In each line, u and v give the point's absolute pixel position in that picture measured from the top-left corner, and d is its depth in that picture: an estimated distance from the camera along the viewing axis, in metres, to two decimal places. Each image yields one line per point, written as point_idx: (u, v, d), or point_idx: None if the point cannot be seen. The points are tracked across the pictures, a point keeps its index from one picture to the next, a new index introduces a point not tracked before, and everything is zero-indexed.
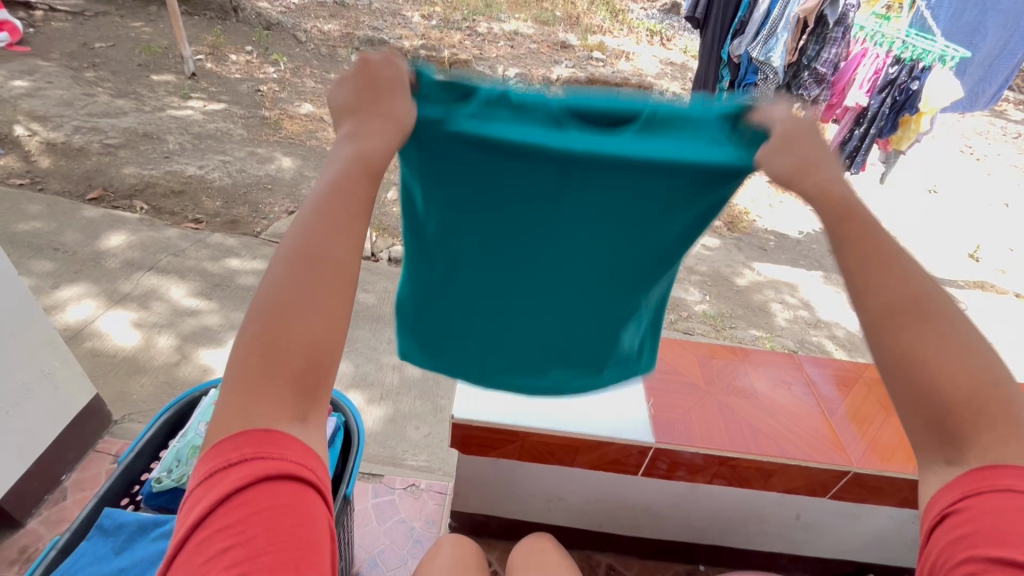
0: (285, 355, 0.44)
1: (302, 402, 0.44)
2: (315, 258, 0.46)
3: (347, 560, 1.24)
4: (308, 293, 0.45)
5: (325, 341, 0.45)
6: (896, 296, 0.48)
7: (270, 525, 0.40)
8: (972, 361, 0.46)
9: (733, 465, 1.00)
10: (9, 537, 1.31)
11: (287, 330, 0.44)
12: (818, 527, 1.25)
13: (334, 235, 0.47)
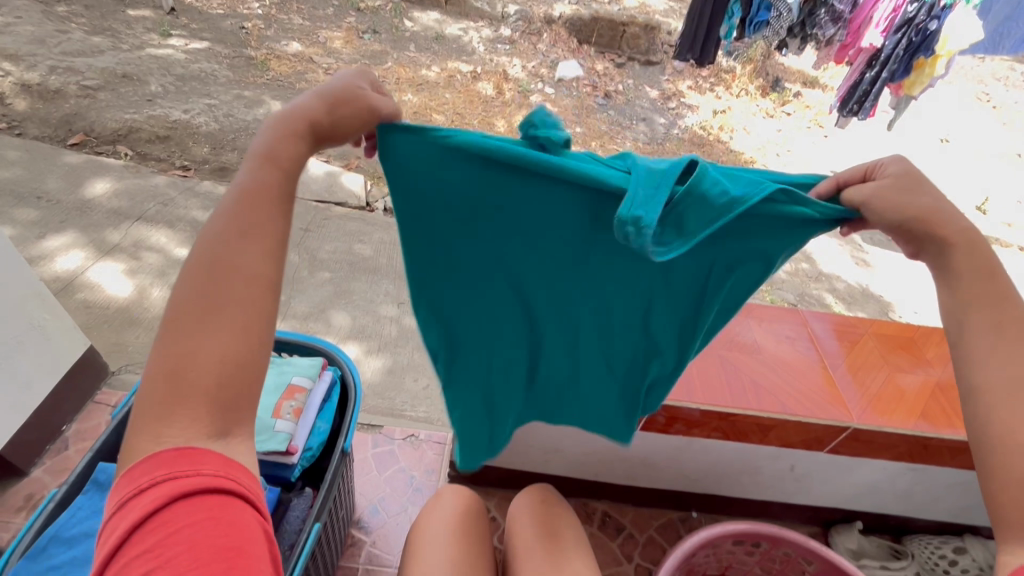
0: (193, 374, 0.46)
1: (218, 417, 0.46)
2: (232, 272, 0.48)
3: (348, 508, 1.27)
4: (209, 313, 0.47)
5: (237, 357, 0.47)
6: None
7: (193, 539, 0.40)
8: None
9: (733, 420, 1.00)
10: (15, 485, 1.33)
11: (193, 346, 0.46)
12: (812, 478, 1.28)
13: (260, 255, 0.50)
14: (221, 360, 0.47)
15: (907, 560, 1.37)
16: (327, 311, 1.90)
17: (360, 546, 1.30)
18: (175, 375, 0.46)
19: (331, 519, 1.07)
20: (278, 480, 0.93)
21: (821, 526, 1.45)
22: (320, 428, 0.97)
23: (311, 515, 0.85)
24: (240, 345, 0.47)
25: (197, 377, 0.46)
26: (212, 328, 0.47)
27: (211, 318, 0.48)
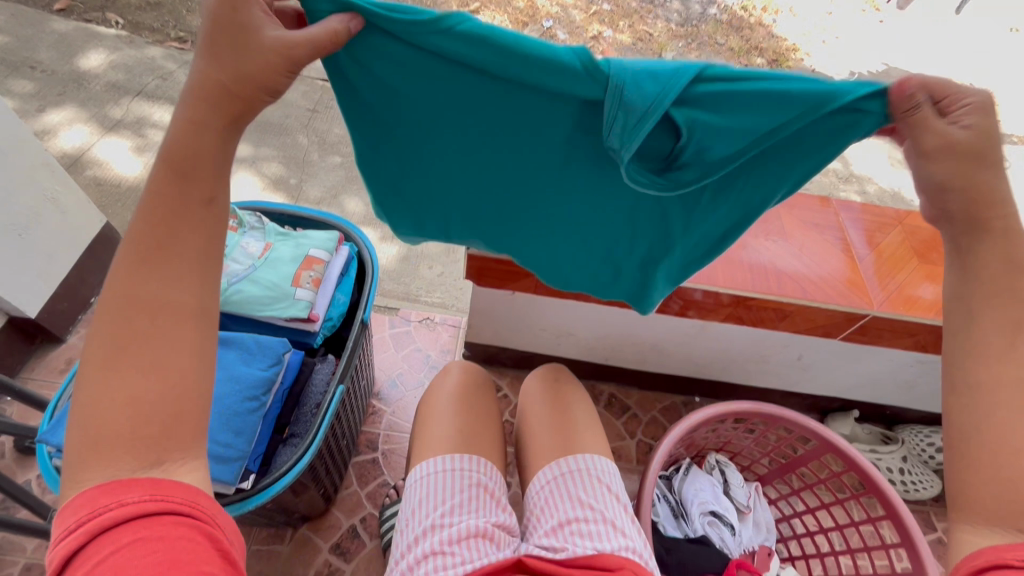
0: (113, 417, 0.46)
1: (145, 449, 0.47)
2: (152, 308, 0.48)
3: (369, 380, 1.34)
4: (127, 350, 0.48)
5: (166, 390, 0.48)
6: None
7: (119, 563, 0.43)
8: None
9: (750, 304, 1.00)
10: (55, 350, 1.41)
11: (100, 387, 0.47)
12: (817, 367, 1.31)
13: (176, 284, 0.50)
14: (128, 398, 0.47)
15: (896, 446, 1.45)
16: (339, 197, 1.86)
17: (381, 414, 1.40)
18: (93, 415, 0.46)
19: (353, 386, 1.14)
20: (301, 345, 0.95)
21: (818, 413, 1.52)
22: (338, 300, 0.98)
23: (335, 377, 0.89)
24: (153, 386, 0.48)
25: (109, 423, 0.46)
26: (127, 362, 0.47)
27: (131, 351, 0.48)
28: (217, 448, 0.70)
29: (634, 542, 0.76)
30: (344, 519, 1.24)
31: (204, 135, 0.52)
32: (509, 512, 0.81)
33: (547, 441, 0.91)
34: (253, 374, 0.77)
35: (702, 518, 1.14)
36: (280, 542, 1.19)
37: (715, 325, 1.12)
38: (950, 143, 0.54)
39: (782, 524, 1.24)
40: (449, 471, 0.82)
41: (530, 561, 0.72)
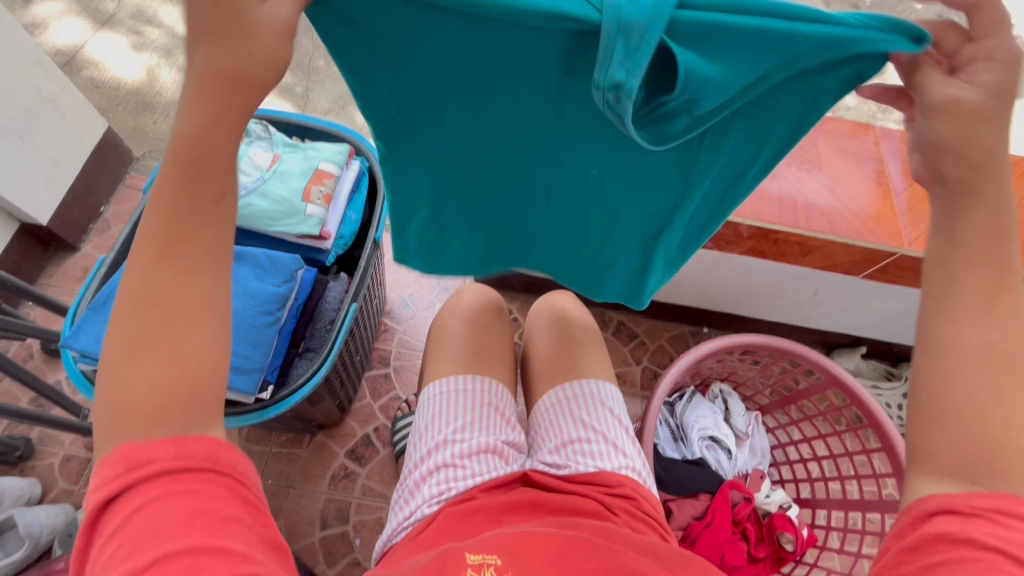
0: (132, 420, 0.40)
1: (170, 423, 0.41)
2: (169, 304, 0.41)
3: (380, 299, 1.35)
4: (151, 345, 0.40)
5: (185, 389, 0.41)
6: (1009, 339, 0.41)
7: (156, 518, 0.40)
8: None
9: (774, 239, 0.97)
10: (70, 258, 1.42)
11: (126, 390, 0.40)
12: (831, 304, 1.29)
13: (183, 279, 0.41)
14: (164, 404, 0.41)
15: (898, 382, 1.47)
16: (349, 108, 1.76)
17: (392, 332, 1.42)
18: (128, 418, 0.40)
19: (366, 304, 1.15)
20: (313, 263, 0.94)
21: (824, 348, 1.54)
22: (350, 218, 0.96)
23: (348, 295, 0.89)
24: (188, 389, 0.41)
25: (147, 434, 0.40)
26: (146, 364, 0.40)
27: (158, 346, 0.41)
28: (235, 360, 0.71)
29: (633, 461, 0.80)
30: (358, 428, 1.30)
31: (198, 100, 0.40)
32: (515, 428, 0.84)
33: (552, 362, 0.91)
34: (266, 290, 0.76)
35: (701, 442, 1.18)
36: (298, 446, 1.26)
37: (734, 256, 1.10)
38: (955, 102, 0.43)
39: (775, 450, 1.29)
40: (459, 391, 0.83)
41: (534, 475, 0.76)
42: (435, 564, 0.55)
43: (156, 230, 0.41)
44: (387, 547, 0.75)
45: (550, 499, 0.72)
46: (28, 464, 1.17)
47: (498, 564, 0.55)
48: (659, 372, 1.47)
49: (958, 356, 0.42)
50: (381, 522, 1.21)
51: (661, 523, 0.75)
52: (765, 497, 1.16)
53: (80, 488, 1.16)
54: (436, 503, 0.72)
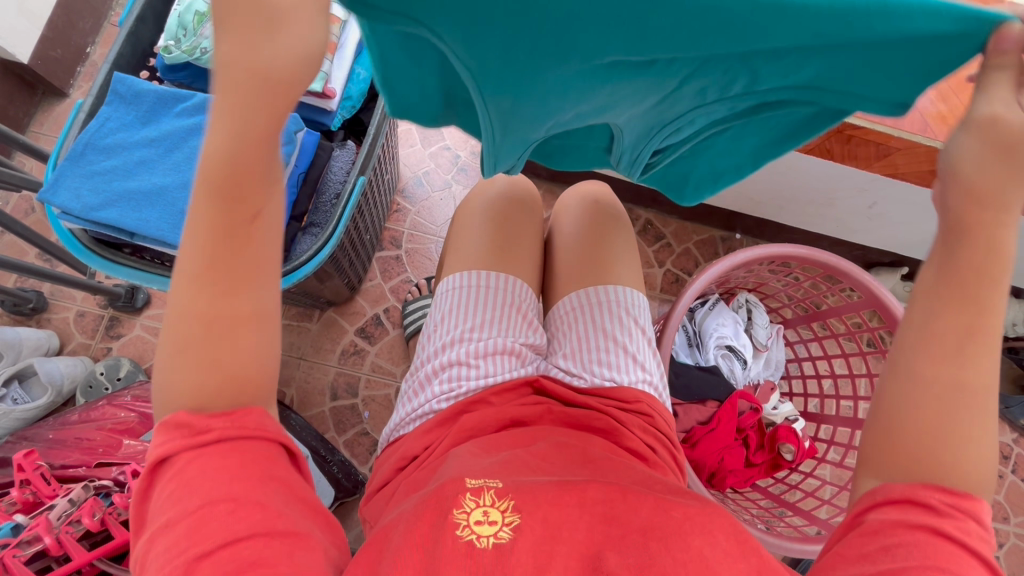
0: (220, 393, 0.44)
1: (240, 382, 0.44)
2: (220, 355, 0.43)
3: (393, 175, 1.25)
4: (216, 338, 0.42)
5: (250, 351, 0.44)
6: (952, 382, 0.42)
7: (208, 467, 0.43)
8: (951, 451, 0.42)
9: (848, 138, 0.84)
10: (60, 105, 1.30)
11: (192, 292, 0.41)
12: (885, 219, 1.17)
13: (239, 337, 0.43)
14: (254, 332, 0.44)
15: None
16: None
17: (405, 214, 1.35)
18: (192, 301, 0.41)
19: (376, 178, 1.05)
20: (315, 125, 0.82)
21: (862, 266, 1.44)
22: (359, 76, 0.84)
23: (355, 167, 0.80)
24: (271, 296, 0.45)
25: (239, 333, 0.43)
26: (188, 372, 0.43)
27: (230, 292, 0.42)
28: None
29: (651, 375, 0.77)
30: (368, 307, 1.28)
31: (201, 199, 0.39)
32: (536, 330, 0.79)
33: (576, 261, 0.85)
34: None
35: (717, 350, 1.15)
36: (308, 320, 1.26)
37: (795, 154, 0.96)
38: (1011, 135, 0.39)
39: (794, 364, 1.24)
40: (475, 287, 0.78)
41: (546, 382, 0.73)
42: (435, 492, 0.55)
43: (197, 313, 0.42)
44: (393, 436, 0.76)
45: (564, 410, 0.71)
46: (43, 316, 1.18)
47: (499, 487, 0.56)
48: (682, 276, 1.40)
49: (917, 389, 0.43)
50: (390, 399, 1.24)
51: (671, 441, 0.74)
52: (773, 408, 1.15)
53: (96, 343, 1.18)
54: (445, 401, 0.71)
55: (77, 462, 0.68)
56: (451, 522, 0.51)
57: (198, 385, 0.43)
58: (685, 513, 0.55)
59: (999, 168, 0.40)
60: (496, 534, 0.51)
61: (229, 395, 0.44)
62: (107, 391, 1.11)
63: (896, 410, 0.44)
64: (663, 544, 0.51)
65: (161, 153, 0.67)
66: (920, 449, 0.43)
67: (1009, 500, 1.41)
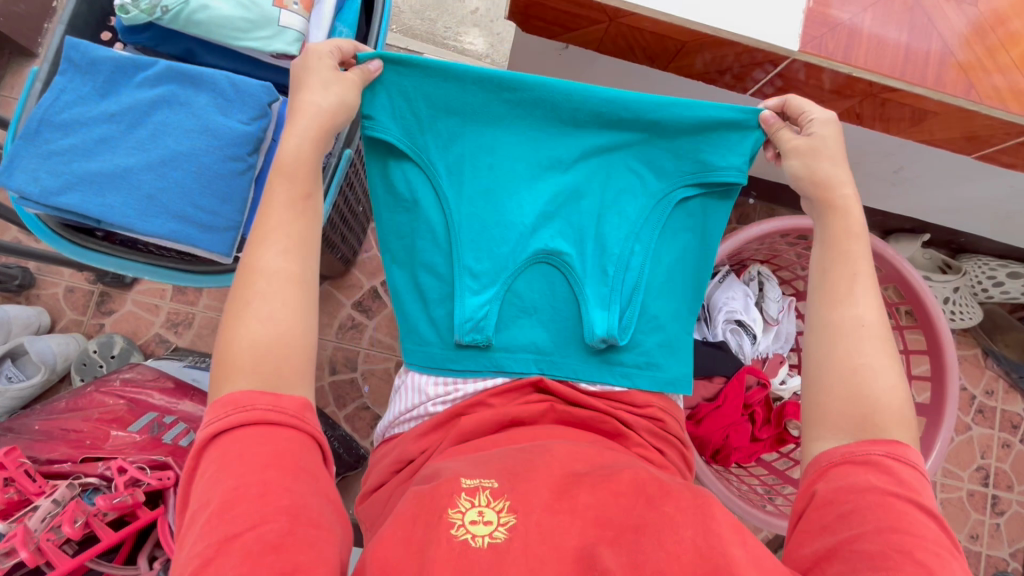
0: (269, 359, 0.49)
1: (285, 359, 0.49)
2: (274, 328, 0.49)
3: None
4: (266, 306, 0.50)
5: (295, 318, 0.51)
6: (843, 329, 0.55)
7: (242, 450, 0.45)
8: (872, 385, 0.53)
9: (882, 101, 0.76)
10: (28, 66, 1.22)
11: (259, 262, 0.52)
12: (910, 184, 1.09)
13: (288, 309, 0.51)
14: (300, 302, 0.52)
15: (953, 276, 1.33)
16: None
17: None
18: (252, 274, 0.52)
19: None
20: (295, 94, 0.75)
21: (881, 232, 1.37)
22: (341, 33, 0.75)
23: (341, 139, 0.73)
24: (306, 250, 0.54)
25: (285, 298, 0.51)
26: (249, 326, 0.50)
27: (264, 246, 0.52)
28: (203, 217, 0.60)
29: None
30: (365, 280, 1.24)
31: (287, 191, 0.54)
32: None
33: None
34: (233, 127, 0.60)
35: (725, 325, 1.11)
36: None
37: None
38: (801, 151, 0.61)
39: (804, 337, 1.20)
40: None
41: (550, 383, 0.70)
42: (430, 490, 0.52)
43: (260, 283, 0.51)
44: (389, 432, 0.76)
45: (567, 408, 0.68)
46: (31, 292, 1.15)
47: (495, 487, 0.52)
48: None
49: (836, 334, 0.56)
50: (390, 372, 1.22)
51: (679, 438, 0.73)
52: (781, 383, 1.12)
53: (88, 319, 1.16)
54: (441, 404, 0.71)
55: (64, 457, 0.67)
56: (445, 521, 0.48)
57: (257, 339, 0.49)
58: (681, 505, 0.50)
59: (821, 159, 0.61)
60: (491, 534, 0.48)
61: (275, 353, 0.49)
62: (101, 369, 1.10)
63: (818, 362, 0.56)
64: (656, 539, 0.47)
65: (123, 130, 0.60)
66: (855, 386, 0.53)
67: (1014, 469, 1.40)
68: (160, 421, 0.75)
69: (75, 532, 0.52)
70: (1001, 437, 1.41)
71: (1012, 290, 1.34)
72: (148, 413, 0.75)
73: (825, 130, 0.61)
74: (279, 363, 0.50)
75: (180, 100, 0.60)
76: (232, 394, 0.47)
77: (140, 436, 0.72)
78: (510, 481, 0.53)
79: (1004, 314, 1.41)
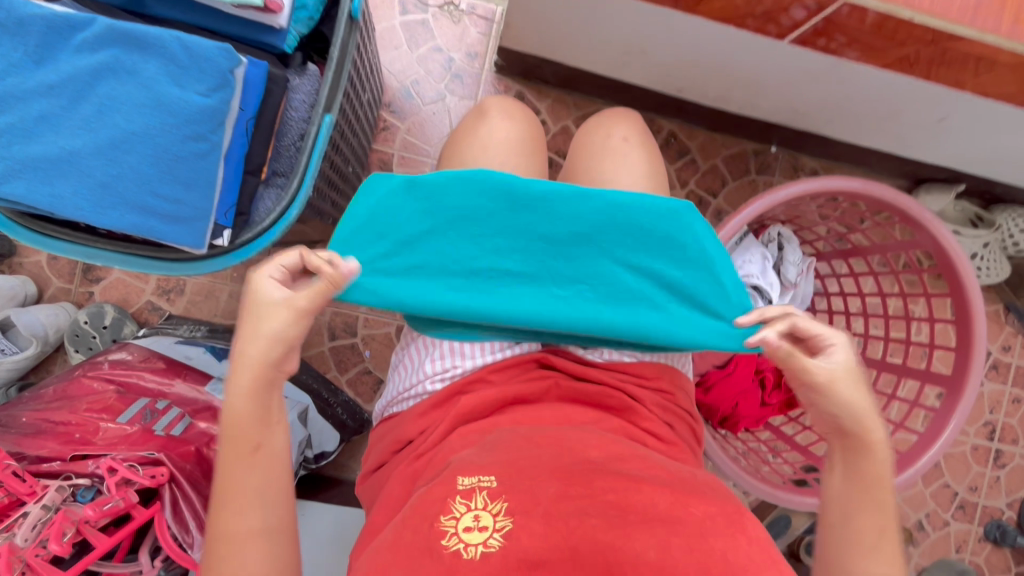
0: (247, 549, 0.49)
1: (269, 542, 0.51)
2: (245, 498, 0.51)
3: (375, 89, 1.06)
4: (245, 500, 0.51)
5: (271, 496, 0.52)
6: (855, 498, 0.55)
7: None
8: (881, 559, 0.52)
9: (944, 48, 0.65)
10: None
11: (238, 471, 0.51)
12: (953, 134, 0.99)
13: (262, 499, 0.51)
14: (271, 477, 0.53)
15: (984, 230, 1.25)
16: None
17: (394, 132, 1.18)
18: (228, 469, 0.51)
19: (355, 103, 0.89)
20: (266, 48, 0.64)
21: (911, 182, 1.28)
22: None
23: (319, 104, 0.64)
24: (266, 421, 0.53)
25: (258, 491, 0.51)
26: (231, 524, 0.50)
27: (240, 485, 0.51)
28: (165, 205, 0.53)
29: None
30: None
31: (246, 390, 0.52)
32: None
33: None
34: (189, 101, 0.52)
35: None
36: None
37: (863, 66, 0.77)
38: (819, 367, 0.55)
39: (821, 298, 1.15)
40: None
41: (554, 359, 0.66)
42: (421, 500, 0.49)
43: (236, 483, 0.51)
44: (388, 411, 0.71)
45: (572, 384, 0.64)
46: (14, 261, 1.10)
47: (491, 487, 0.48)
48: (706, 199, 1.26)
49: (846, 505, 0.55)
50: (391, 337, 1.19)
51: (689, 413, 0.69)
52: None
53: (77, 288, 1.12)
54: (440, 381, 0.65)
55: (52, 454, 0.64)
56: (436, 533, 0.45)
57: (240, 533, 0.50)
58: (702, 514, 0.46)
59: (852, 388, 0.54)
60: (485, 543, 0.44)
61: (257, 539, 0.50)
62: (95, 340, 1.07)
63: (836, 525, 0.54)
64: (677, 555, 0.42)
65: (65, 105, 0.52)
66: (858, 559, 0.52)
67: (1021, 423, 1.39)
68: (151, 408, 0.72)
69: (63, 549, 0.51)
70: (1013, 393, 1.39)
71: None
72: (141, 398, 0.74)
73: (847, 361, 0.55)
74: (268, 543, 0.51)
75: (125, 67, 0.52)
76: None
77: (132, 426, 0.69)
78: (509, 480, 0.49)
79: None
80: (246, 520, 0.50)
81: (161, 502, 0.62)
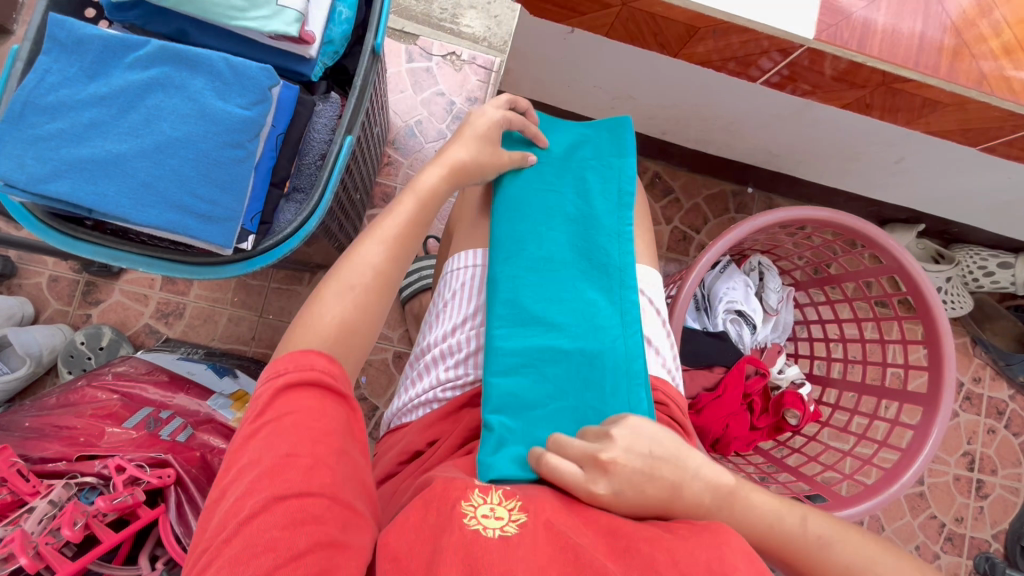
0: (351, 340, 0.54)
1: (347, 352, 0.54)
2: (368, 286, 0.57)
3: (382, 126, 1.14)
4: (360, 293, 0.56)
5: (378, 281, 0.57)
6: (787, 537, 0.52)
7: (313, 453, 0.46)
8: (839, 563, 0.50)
9: (895, 90, 0.75)
10: None
11: (366, 253, 0.58)
12: (910, 174, 1.09)
13: (365, 296, 0.56)
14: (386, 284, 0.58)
15: (946, 266, 1.35)
16: None
17: (397, 167, 1.25)
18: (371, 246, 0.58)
19: (366, 132, 0.95)
20: (294, 76, 0.71)
21: (876, 222, 1.38)
22: (341, 15, 0.72)
23: (342, 124, 0.69)
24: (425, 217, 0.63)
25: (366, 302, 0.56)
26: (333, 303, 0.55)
27: (381, 231, 0.60)
28: (201, 205, 0.57)
29: (665, 358, 0.73)
30: None
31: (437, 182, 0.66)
32: None
33: None
34: (231, 112, 0.58)
35: (725, 315, 1.10)
36: (298, 284, 1.17)
37: (827, 107, 0.87)
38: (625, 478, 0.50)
39: (801, 325, 1.21)
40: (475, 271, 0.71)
41: None
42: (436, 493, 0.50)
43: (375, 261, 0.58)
44: (398, 420, 0.73)
45: None
46: (13, 282, 1.11)
47: (507, 489, 0.50)
48: (690, 234, 1.34)
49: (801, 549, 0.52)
50: (388, 363, 1.20)
51: (685, 428, 0.71)
52: (779, 372, 1.11)
53: (74, 310, 1.12)
54: (450, 390, 0.68)
55: (58, 456, 0.65)
56: (456, 519, 0.45)
57: (346, 311, 0.54)
58: None
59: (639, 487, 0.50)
60: (502, 527, 0.43)
61: (355, 325, 0.55)
62: (90, 361, 1.07)
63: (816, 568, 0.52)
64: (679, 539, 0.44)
65: (114, 114, 0.56)
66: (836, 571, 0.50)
67: (998, 454, 1.44)
68: (156, 417, 0.73)
69: (74, 535, 0.52)
70: (987, 423, 1.44)
71: (1002, 280, 1.36)
72: (145, 407, 0.74)
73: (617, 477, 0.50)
74: (353, 342, 0.54)
75: (174, 83, 0.57)
76: (289, 356, 0.50)
77: (137, 433, 0.70)
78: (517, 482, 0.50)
79: (993, 303, 1.44)
80: (348, 307, 0.55)
81: (166, 504, 0.63)
